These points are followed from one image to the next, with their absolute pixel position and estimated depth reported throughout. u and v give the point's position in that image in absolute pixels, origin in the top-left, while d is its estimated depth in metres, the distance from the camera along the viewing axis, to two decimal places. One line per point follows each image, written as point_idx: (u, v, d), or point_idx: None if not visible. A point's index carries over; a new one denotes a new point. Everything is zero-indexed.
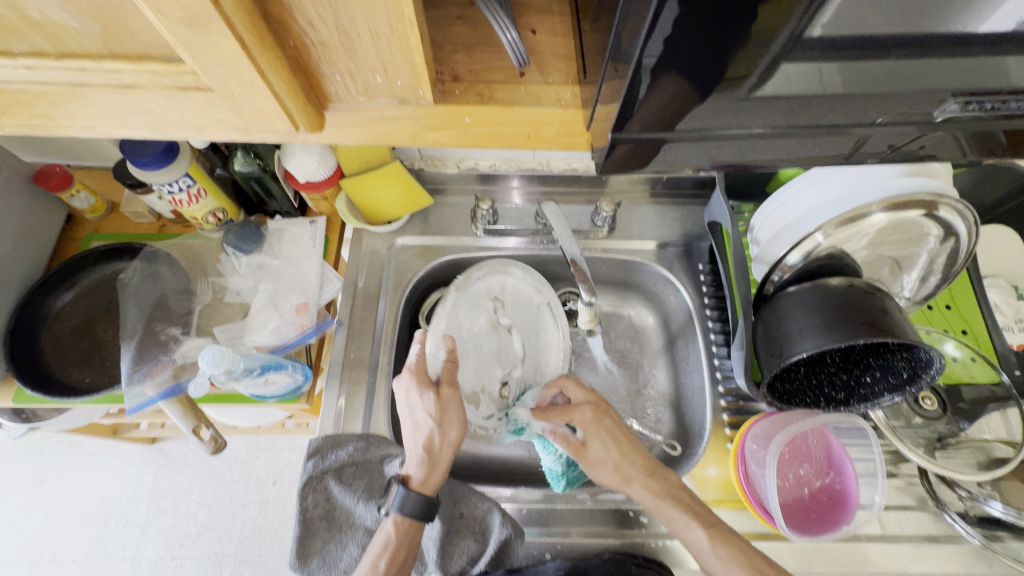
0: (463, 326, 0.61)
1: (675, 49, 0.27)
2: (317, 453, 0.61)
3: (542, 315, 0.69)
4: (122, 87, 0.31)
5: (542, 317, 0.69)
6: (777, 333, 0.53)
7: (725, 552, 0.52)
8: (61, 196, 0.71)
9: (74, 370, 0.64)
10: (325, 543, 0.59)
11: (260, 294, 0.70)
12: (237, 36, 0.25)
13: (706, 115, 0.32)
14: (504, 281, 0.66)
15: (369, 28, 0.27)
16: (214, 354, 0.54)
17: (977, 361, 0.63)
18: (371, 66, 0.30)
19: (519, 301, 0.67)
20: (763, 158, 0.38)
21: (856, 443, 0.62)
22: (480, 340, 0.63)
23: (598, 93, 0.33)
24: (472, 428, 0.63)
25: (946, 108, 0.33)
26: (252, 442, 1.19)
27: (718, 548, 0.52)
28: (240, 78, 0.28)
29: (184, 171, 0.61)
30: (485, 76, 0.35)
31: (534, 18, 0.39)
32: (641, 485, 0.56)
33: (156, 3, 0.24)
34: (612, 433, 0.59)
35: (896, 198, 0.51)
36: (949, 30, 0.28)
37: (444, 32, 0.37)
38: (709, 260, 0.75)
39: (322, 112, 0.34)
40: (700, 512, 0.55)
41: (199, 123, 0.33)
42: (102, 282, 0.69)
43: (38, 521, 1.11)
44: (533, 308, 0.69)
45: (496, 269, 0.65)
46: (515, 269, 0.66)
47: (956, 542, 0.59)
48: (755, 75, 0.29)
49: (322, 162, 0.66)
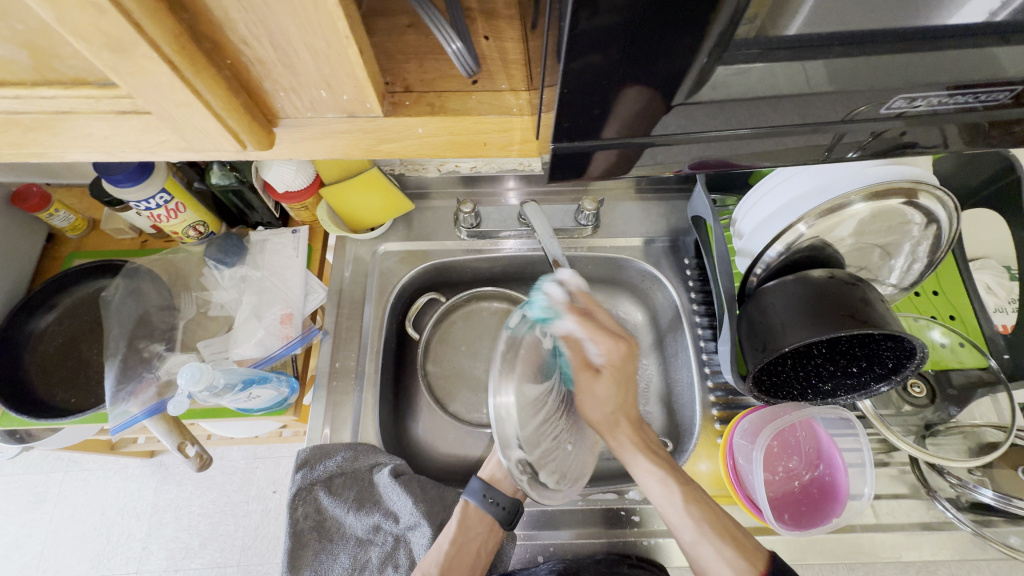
0: None
1: (614, 60, 0.27)
2: (305, 465, 0.61)
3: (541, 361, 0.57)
4: (60, 113, 0.31)
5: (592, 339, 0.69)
6: (759, 326, 0.53)
7: (696, 513, 0.52)
8: (40, 216, 0.70)
9: (59, 391, 0.64)
10: (316, 554, 0.58)
11: (244, 307, 0.70)
12: (164, 58, 0.25)
13: (662, 117, 0.32)
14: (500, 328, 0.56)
15: (306, 44, 0.27)
16: (193, 371, 0.53)
17: (965, 346, 0.62)
18: (314, 81, 0.30)
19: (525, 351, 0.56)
20: (738, 157, 0.37)
21: (843, 434, 0.61)
22: None
23: (542, 100, 0.32)
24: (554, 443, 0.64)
25: (891, 104, 0.32)
26: (251, 452, 1.18)
27: (690, 507, 0.52)
28: (177, 100, 0.28)
29: (161, 186, 0.61)
30: (437, 84, 0.35)
31: (489, 24, 0.39)
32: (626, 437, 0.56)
33: (76, 31, 0.24)
34: (625, 378, 0.55)
35: (875, 186, 0.50)
36: (889, 26, 0.28)
37: (395, 41, 0.36)
38: (695, 254, 0.74)
39: (271, 129, 0.34)
40: (677, 473, 0.55)
41: (146, 145, 0.33)
42: (85, 301, 0.69)
43: (40, 539, 1.11)
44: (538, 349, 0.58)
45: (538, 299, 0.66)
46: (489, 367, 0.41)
47: (950, 529, 0.59)
48: (703, 58, 0.27)
49: (300, 172, 0.66)
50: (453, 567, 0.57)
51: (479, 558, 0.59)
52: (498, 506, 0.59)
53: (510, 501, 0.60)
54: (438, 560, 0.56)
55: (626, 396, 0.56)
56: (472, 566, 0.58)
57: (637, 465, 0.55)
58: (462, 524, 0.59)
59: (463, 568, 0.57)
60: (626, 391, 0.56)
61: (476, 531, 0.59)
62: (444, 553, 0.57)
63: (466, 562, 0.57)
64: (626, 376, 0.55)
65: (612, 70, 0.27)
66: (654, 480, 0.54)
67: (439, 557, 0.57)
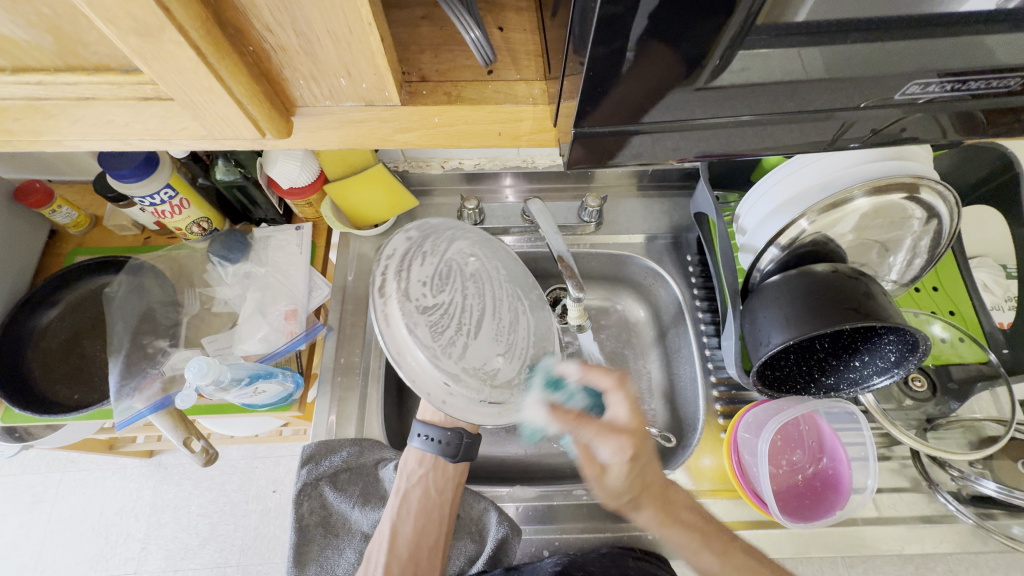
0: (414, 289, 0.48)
1: (627, 50, 0.27)
2: (310, 461, 0.60)
3: (437, 278, 0.50)
4: (80, 100, 0.31)
5: (491, 265, 0.56)
6: (762, 320, 0.53)
7: None
8: (42, 212, 0.69)
9: (63, 388, 0.63)
10: (321, 549, 0.59)
11: (248, 303, 0.70)
12: (191, 44, 0.25)
13: (673, 108, 0.32)
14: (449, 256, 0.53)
15: (327, 30, 0.27)
16: (200, 364, 0.54)
17: (966, 341, 0.63)
18: (333, 69, 0.30)
19: (444, 273, 0.51)
20: (748, 147, 0.37)
21: (847, 428, 0.62)
22: (458, 343, 0.48)
23: (560, 89, 0.32)
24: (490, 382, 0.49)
25: (906, 90, 0.32)
26: (250, 452, 1.18)
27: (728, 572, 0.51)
28: (200, 87, 0.28)
29: (166, 181, 0.60)
30: (453, 74, 0.35)
31: (501, 16, 0.39)
32: (646, 515, 0.52)
33: (104, 14, 0.24)
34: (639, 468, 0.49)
35: (878, 181, 0.50)
36: (899, 15, 0.28)
37: (411, 33, 0.37)
38: (697, 251, 0.75)
39: (289, 118, 0.34)
40: (715, 540, 0.53)
41: (163, 134, 0.33)
42: (88, 297, 0.69)
43: (37, 540, 1.10)
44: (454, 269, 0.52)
45: (435, 228, 0.54)
46: (436, 380, 0.46)
47: (951, 521, 0.60)
48: (716, 59, 0.29)
49: (304, 168, 0.66)
50: (407, 515, 0.60)
51: (433, 498, 0.61)
52: (431, 441, 0.60)
53: (445, 434, 0.61)
54: (391, 514, 0.61)
55: (647, 478, 0.51)
56: (426, 513, 0.60)
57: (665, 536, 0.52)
58: (406, 473, 0.62)
59: (415, 518, 0.60)
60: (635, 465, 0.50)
61: (416, 474, 0.62)
62: (395, 506, 0.61)
63: (415, 512, 0.60)
64: (638, 466, 0.49)
65: (643, 63, 0.28)
66: (685, 549, 0.52)
67: (392, 513, 0.61)
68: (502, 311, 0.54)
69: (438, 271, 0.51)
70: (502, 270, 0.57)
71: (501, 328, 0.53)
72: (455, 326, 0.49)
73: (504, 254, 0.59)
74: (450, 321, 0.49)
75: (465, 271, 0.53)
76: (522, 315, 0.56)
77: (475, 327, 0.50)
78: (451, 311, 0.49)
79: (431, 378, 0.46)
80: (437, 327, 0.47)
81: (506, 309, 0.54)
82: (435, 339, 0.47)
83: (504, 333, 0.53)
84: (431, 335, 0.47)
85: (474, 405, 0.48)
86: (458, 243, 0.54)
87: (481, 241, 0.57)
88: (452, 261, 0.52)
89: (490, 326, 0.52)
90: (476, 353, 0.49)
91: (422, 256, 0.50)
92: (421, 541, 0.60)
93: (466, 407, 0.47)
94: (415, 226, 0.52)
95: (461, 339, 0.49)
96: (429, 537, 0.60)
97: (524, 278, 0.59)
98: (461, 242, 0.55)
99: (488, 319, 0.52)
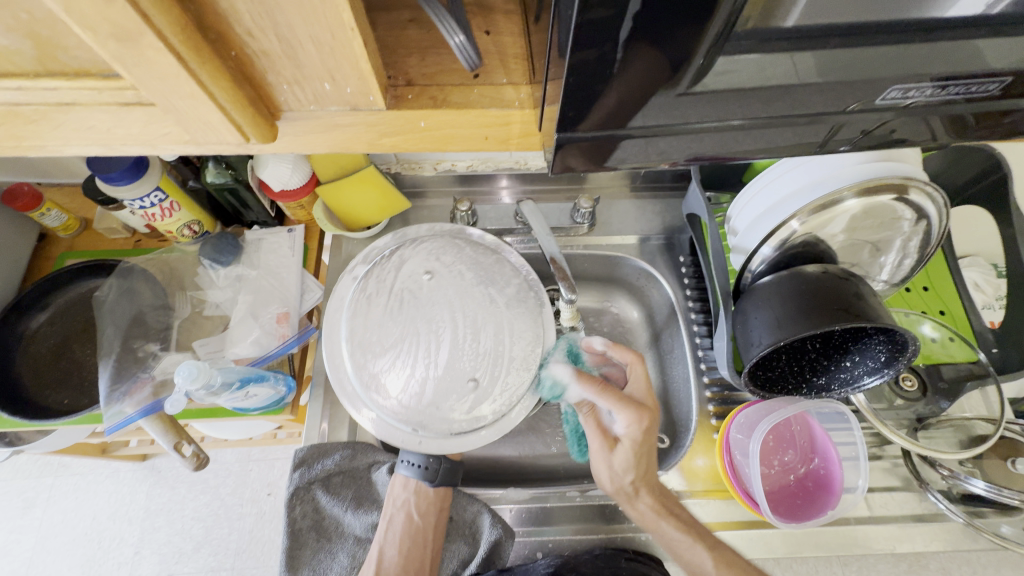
0: (366, 333, 0.53)
1: (610, 55, 0.27)
2: (303, 464, 0.60)
3: (389, 316, 0.53)
4: (62, 105, 0.31)
5: (450, 274, 0.55)
6: (754, 322, 0.54)
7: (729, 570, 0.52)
8: (31, 215, 0.69)
9: (52, 393, 0.63)
10: (314, 553, 0.59)
11: (239, 306, 0.69)
12: (171, 49, 0.25)
13: (659, 112, 0.32)
14: (403, 285, 0.54)
15: (310, 35, 0.27)
16: (190, 369, 0.53)
17: (955, 341, 0.63)
18: (317, 73, 0.30)
19: (397, 307, 0.53)
20: (736, 150, 0.37)
21: (838, 428, 0.62)
22: (419, 378, 0.51)
23: (546, 93, 0.33)
24: (456, 414, 0.51)
25: (888, 94, 0.32)
26: (245, 455, 1.17)
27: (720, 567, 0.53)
28: (182, 92, 0.28)
29: (155, 184, 0.60)
30: (439, 78, 0.35)
31: (489, 19, 0.39)
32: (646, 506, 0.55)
33: (82, 20, 0.24)
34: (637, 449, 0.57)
35: (866, 183, 0.51)
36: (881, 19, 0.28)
37: (397, 36, 0.37)
38: (690, 252, 0.76)
39: (274, 122, 0.34)
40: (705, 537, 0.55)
41: (148, 138, 0.33)
42: (78, 301, 0.68)
43: (29, 545, 1.09)
44: (408, 297, 0.53)
45: (382, 267, 0.57)
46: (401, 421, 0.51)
47: (941, 520, 0.60)
48: (700, 62, 0.29)
49: (296, 171, 0.66)
50: (393, 538, 0.59)
51: (418, 523, 0.60)
52: (415, 467, 0.56)
53: (429, 460, 0.56)
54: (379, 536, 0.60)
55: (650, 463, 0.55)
56: (411, 538, 0.59)
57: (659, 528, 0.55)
58: (391, 498, 0.61)
59: (401, 541, 0.59)
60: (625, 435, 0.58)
61: (401, 499, 0.60)
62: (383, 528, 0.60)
63: (401, 536, 0.59)
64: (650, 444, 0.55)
65: (626, 67, 0.28)
66: (681, 543, 0.54)
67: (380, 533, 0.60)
68: (469, 326, 0.52)
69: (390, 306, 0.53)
70: (465, 274, 0.55)
71: (468, 347, 0.52)
72: (414, 359, 0.51)
73: (464, 254, 0.57)
74: (408, 356, 0.51)
75: (421, 296, 0.53)
76: (495, 318, 0.54)
77: (437, 356, 0.51)
78: (409, 345, 0.51)
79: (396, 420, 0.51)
80: (394, 368, 0.51)
81: (473, 322, 0.53)
82: (394, 380, 0.51)
83: (474, 349, 0.52)
84: (387, 385, 0.51)
85: (450, 438, 0.51)
86: (411, 267, 0.56)
87: (437, 254, 0.57)
88: (404, 289, 0.54)
89: (455, 350, 0.51)
90: (439, 387, 0.51)
91: (370, 301, 0.54)
92: (408, 563, 0.59)
93: (443, 442, 0.51)
94: (362, 266, 0.58)
95: (420, 375, 0.51)
96: (417, 558, 0.60)
97: (495, 274, 0.56)
98: (413, 264, 0.55)
99: (453, 340, 0.51)
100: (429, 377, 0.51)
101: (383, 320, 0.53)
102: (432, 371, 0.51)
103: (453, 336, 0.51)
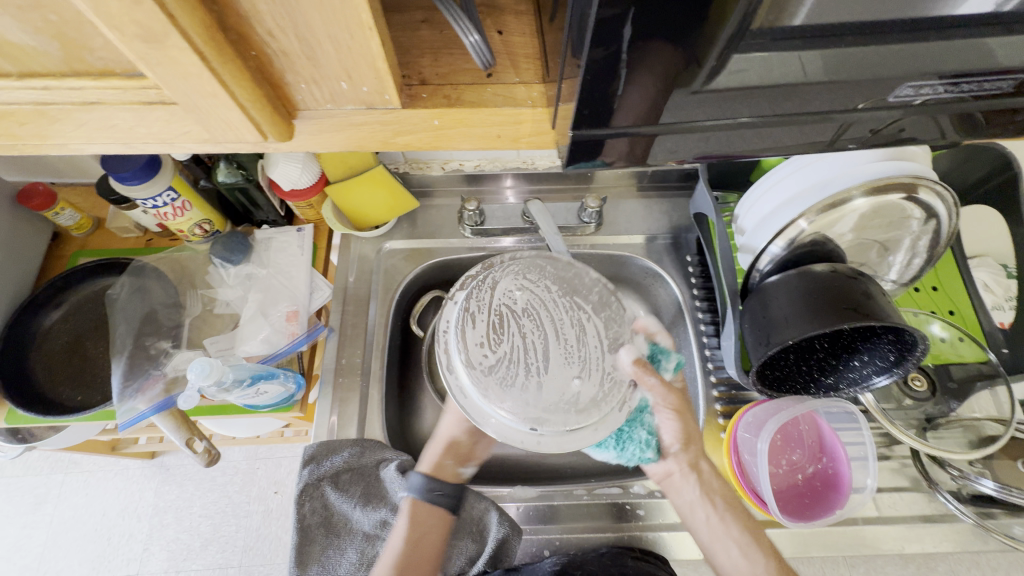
0: (472, 344, 0.53)
1: (622, 55, 0.28)
2: (312, 461, 0.61)
3: (492, 326, 0.54)
4: (85, 104, 0.32)
5: (540, 291, 0.57)
6: (763, 321, 0.53)
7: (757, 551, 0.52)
8: (46, 214, 0.70)
9: (66, 389, 0.64)
10: (323, 549, 0.59)
11: (249, 304, 0.70)
12: (195, 50, 0.26)
13: (671, 110, 0.32)
14: (500, 300, 0.56)
15: (329, 35, 0.27)
16: (203, 366, 0.54)
17: (965, 341, 0.63)
18: (334, 73, 0.31)
19: (498, 319, 0.55)
20: (746, 149, 0.38)
21: (847, 428, 0.62)
22: (529, 378, 0.51)
23: (558, 92, 0.33)
24: (569, 409, 0.50)
25: (900, 91, 0.32)
26: (252, 453, 1.18)
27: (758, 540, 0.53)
28: (204, 91, 0.29)
29: (167, 184, 0.61)
30: (452, 77, 0.35)
31: (501, 19, 0.40)
32: (709, 471, 0.56)
33: (109, 19, 0.24)
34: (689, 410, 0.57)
35: (876, 182, 0.51)
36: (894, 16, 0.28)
37: (410, 36, 0.37)
38: (697, 251, 0.76)
39: (290, 121, 0.35)
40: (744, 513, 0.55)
41: (167, 137, 0.34)
42: (91, 298, 0.69)
43: (40, 541, 1.10)
44: (505, 310, 0.56)
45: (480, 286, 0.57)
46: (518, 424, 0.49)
47: (950, 520, 0.60)
48: (712, 58, 0.29)
49: (305, 170, 0.66)
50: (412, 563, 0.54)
51: (439, 547, 0.56)
52: (437, 494, 0.57)
53: (453, 488, 0.58)
54: (392, 561, 0.54)
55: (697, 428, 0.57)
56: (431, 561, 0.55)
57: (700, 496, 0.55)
58: (411, 523, 0.56)
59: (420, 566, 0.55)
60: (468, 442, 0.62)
61: (429, 524, 0.57)
62: (399, 553, 0.54)
63: (425, 560, 0.55)
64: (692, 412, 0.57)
65: (642, 66, 0.28)
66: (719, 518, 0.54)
67: (393, 559, 0.54)
68: (567, 331, 0.55)
69: (489, 319, 0.55)
70: (551, 290, 0.58)
71: (572, 350, 0.54)
72: (520, 364, 0.52)
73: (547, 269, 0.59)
74: (516, 362, 0.52)
75: (517, 310, 0.56)
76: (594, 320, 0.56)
77: (541, 357, 0.53)
78: (515, 353, 0.53)
79: (513, 422, 0.49)
80: (502, 373, 0.51)
81: (572, 328, 0.55)
82: (504, 387, 0.51)
83: (574, 352, 0.54)
84: (502, 390, 0.51)
85: (566, 435, 0.49)
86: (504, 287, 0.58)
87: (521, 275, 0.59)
88: (500, 307, 0.56)
89: (559, 351, 0.53)
90: (549, 382, 0.51)
91: (474, 316, 0.55)
92: None
93: (560, 441, 0.49)
94: (459, 289, 0.57)
95: (530, 375, 0.52)
96: None
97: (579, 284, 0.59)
98: (505, 284, 0.57)
99: (553, 344, 0.54)
100: (536, 378, 0.52)
101: (487, 329, 0.54)
102: (540, 372, 0.52)
103: (553, 340, 0.54)
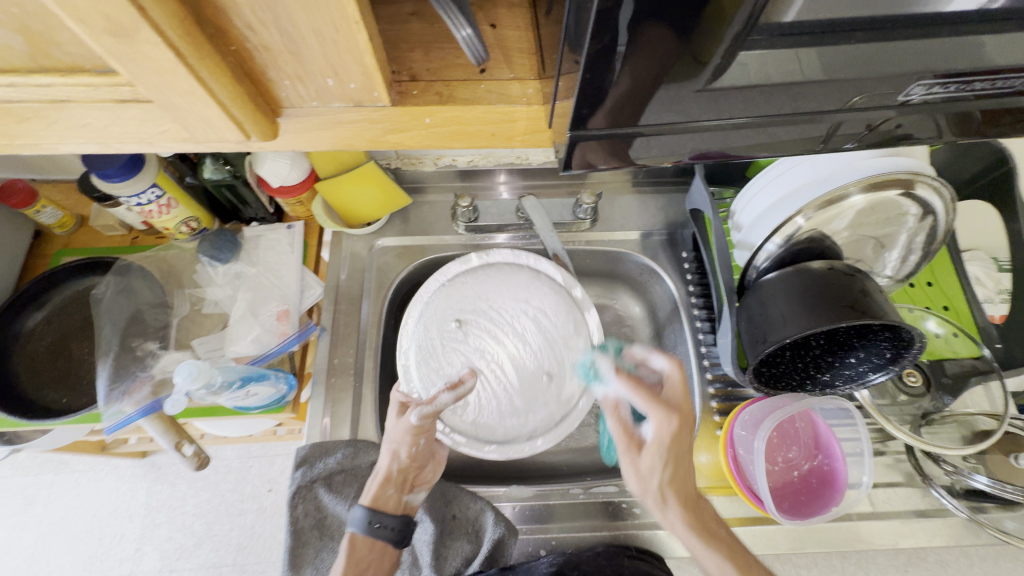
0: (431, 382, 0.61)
1: (617, 51, 0.26)
2: (305, 462, 0.60)
3: (440, 366, 0.61)
4: (55, 101, 0.30)
5: (474, 310, 0.64)
6: (760, 319, 0.53)
7: None
8: (26, 213, 0.68)
9: (50, 392, 0.62)
10: (317, 552, 0.59)
11: (238, 304, 0.68)
12: (169, 45, 0.24)
13: (670, 106, 0.31)
14: (446, 333, 0.63)
15: (313, 29, 0.26)
16: (190, 368, 0.53)
17: (959, 337, 0.63)
18: (320, 69, 0.30)
19: (445, 352, 0.62)
20: (741, 146, 0.37)
21: (842, 424, 0.63)
22: (498, 388, 0.62)
23: (555, 89, 0.32)
24: (550, 401, 0.62)
25: (909, 91, 0.32)
26: (245, 451, 1.17)
27: None
28: (181, 88, 0.28)
29: (152, 181, 0.59)
30: (444, 73, 0.34)
31: (494, 12, 0.38)
32: (678, 509, 0.52)
33: (76, 13, 0.23)
34: (676, 455, 0.51)
35: (873, 178, 0.50)
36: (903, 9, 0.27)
37: (400, 29, 0.36)
38: (693, 247, 0.75)
39: (275, 119, 0.34)
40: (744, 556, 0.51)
41: (144, 136, 0.32)
42: (74, 299, 0.67)
43: (30, 542, 1.09)
44: (450, 343, 0.62)
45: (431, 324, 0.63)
46: (518, 434, 0.61)
47: (944, 515, 0.60)
48: (717, 57, 0.28)
49: (294, 167, 0.65)
50: None
51: None
52: (386, 526, 0.54)
53: (400, 520, 0.55)
54: None
55: (678, 473, 0.52)
56: None
57: (687, 535, 0.51)
58: (351, 557, 0.52)
59: None
60: (413, 471, 0.58)
61: (366, 559, 0.53)
62: None
63: None
64: (678, 453, 0.51)
65: (640, 63, 0.27)
66: (710, 558, 0.50)
67: None
68: (508, 335, 0.63)
69: (439, 355, 0.62)
70: (482, 301, 0.65)
71: (519, 351, 0.62)
72: (490, 378, 0.62)
73: (473, 286, 0.65)
74: (482, 380, 0.62)
75: (462, 344, 0.62)
76: (529, 317, 0.64)
77: (489, 358, 0.62)
78: (483, 376, 0.62)
79: (505, 433, 0.60)
80: (477, 396, 0.61)
81: (508, 331, 0.63)
82: (486, 406, 0.61)
83: (523, 349, 0.63)
84: (484, 417, 0.61)
85: (559, 425, 0.61)
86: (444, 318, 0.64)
87: (454, 303, 0.64)
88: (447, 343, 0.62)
89: (510, 357, 0.62)
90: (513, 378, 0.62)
91: (427, 360, 0.61)
92: None
93: (556, 431, 0.61)
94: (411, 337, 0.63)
95: (499, 384, 0.62)
96: None
97: (507, 288, 0.65)
98: (445, 319, 0.63)
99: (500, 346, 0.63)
100: (501, 380, 0.62)
101: (438, 367, 0.61)
102: (502, 377, 0.62)
103: (505, 352, 0.62)
